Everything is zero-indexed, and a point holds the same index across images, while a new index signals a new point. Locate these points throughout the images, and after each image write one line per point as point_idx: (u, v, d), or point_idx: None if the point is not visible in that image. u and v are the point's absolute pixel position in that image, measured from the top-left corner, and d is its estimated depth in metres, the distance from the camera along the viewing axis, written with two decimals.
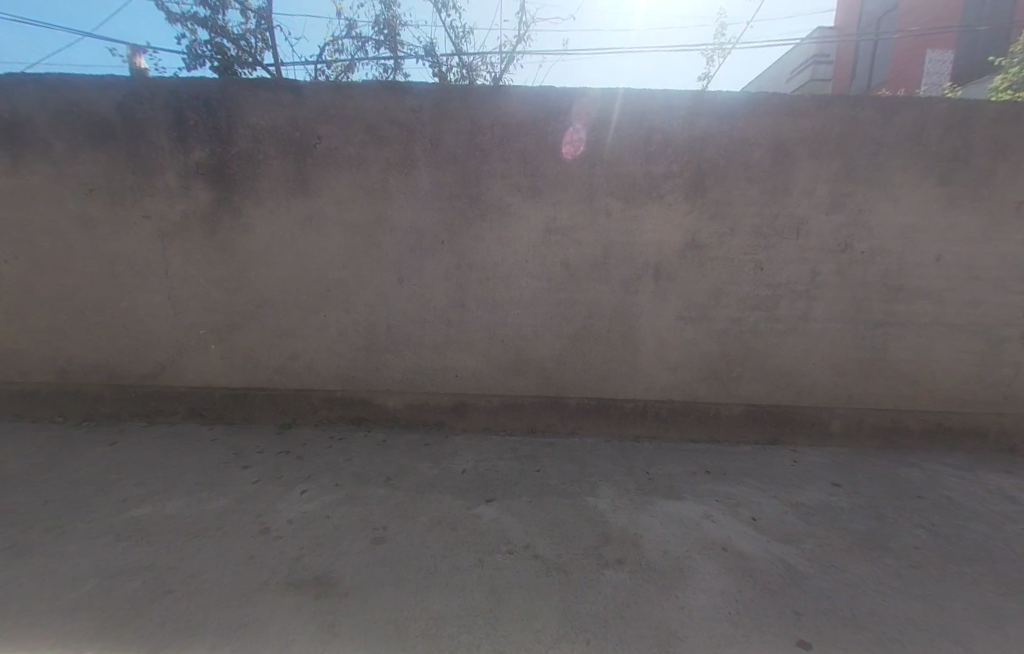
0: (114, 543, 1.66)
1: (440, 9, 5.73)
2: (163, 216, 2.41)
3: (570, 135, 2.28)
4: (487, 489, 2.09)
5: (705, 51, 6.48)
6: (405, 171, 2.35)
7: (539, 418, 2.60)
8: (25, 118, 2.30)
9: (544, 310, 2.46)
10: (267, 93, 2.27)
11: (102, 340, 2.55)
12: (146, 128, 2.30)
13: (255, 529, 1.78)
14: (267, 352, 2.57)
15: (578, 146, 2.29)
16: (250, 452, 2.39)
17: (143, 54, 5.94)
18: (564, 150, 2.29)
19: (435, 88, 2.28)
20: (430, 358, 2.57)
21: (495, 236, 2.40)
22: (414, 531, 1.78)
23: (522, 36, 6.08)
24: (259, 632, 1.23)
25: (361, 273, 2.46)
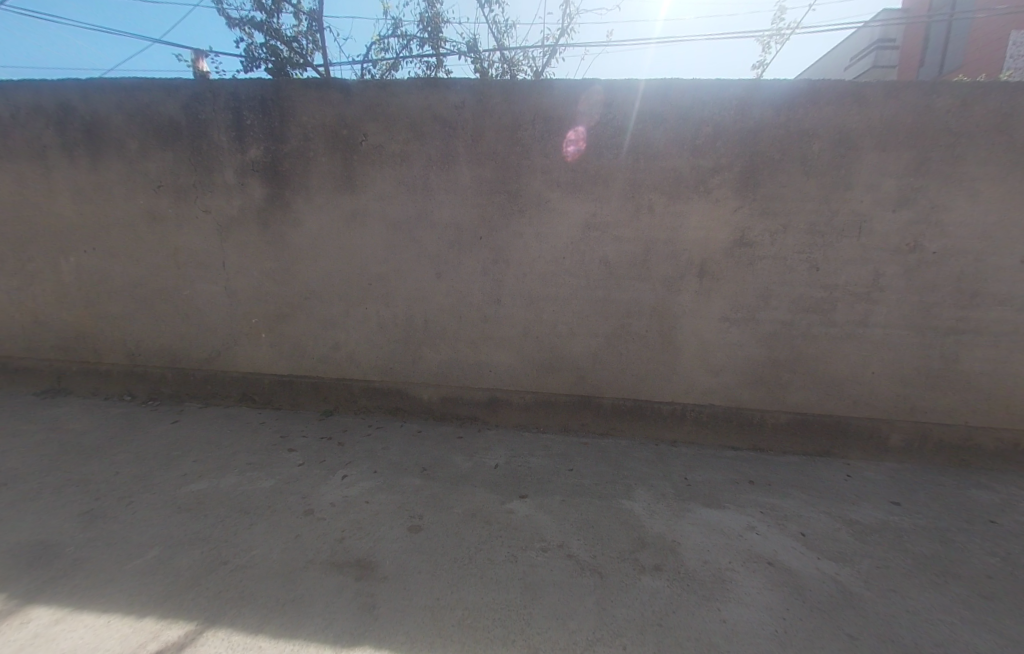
0: (175, 514, 1.80)
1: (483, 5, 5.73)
2: (221, 210, 2.55)
3: (600, 129, 2.24)
4: (521, 485, 2.08)
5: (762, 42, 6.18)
6: (446, 167, 2.38)
7: (572, 417, 2.57)
8: (104, 119, 2.49)
9: (582, 307, 2.42)
10: (318, 93, 2.35)
11: (166, 326, 2.74)
12: (208, 128, 2.45)
13: (299, 509, 1.87)
14: (311, 341, 2.68)
15: (572, 143, 2.26)
16: (294, 436, 2.50)
17: (206, 57, 6.34)
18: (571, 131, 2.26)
19: (478, 84, 2.28)
20: (465, 353, 2.59)
21: (533, 231, 2.39)
22: (449, 522, 1.81)
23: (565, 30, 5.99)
24: (305, 610, 1.29)
25: (401, 268, 2.52)
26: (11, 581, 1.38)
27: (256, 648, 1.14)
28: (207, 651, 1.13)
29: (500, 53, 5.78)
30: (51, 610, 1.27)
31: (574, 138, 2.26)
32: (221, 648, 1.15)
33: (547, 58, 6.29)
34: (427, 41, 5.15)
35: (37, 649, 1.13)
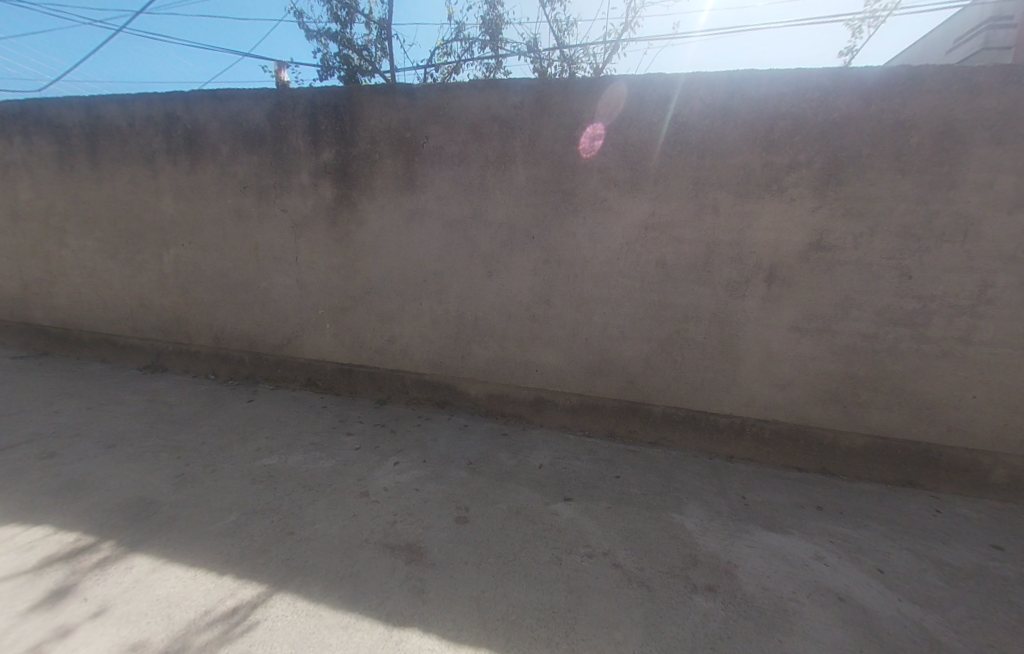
0: (249, 484, 1.98)
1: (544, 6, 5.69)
2: (295, 209, 2.77)
3: (661, 127, 2.16)
4: (566, 488, 2.06)
5: (854, 24, 5.60)
6: (503, 167, 2.41)
7: (620, 422, 2.50)
8: (202, 127, 2.79)
9: (634, 310, 2.35)
10: (385, 98, 2.48)
11: (245, 313, 3.02)
12: (288, 133, 2.66)
13: (355, 490, 1.98)
14: (369, 333, 2.83)
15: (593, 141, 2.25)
16: (352, 421, 2.66)
17: (288, 68, 6.92)
18: (626, 128, 2.21)
19: (538, 83, 2.29)
20: (513, 351, 2.61)
21: (587, 231, 2.35)
22: (494, 517, 1.83)
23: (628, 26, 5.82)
24: (359, 589, 1.37)
25: (455, 265, 2.58)
26: (123, 531, 1.62)
27: (316, 616, 1.26)
28: (275, 613, 1.26)
29: (559, 51, 5.72)
30: (150, 560, 1.49)
31: (587, 133, 2.26)
32: (287, 612, 1.27)
33: (609, 55, 6.12)
34: (489, 45, 5.22)
35: (140, 593, 1.34)
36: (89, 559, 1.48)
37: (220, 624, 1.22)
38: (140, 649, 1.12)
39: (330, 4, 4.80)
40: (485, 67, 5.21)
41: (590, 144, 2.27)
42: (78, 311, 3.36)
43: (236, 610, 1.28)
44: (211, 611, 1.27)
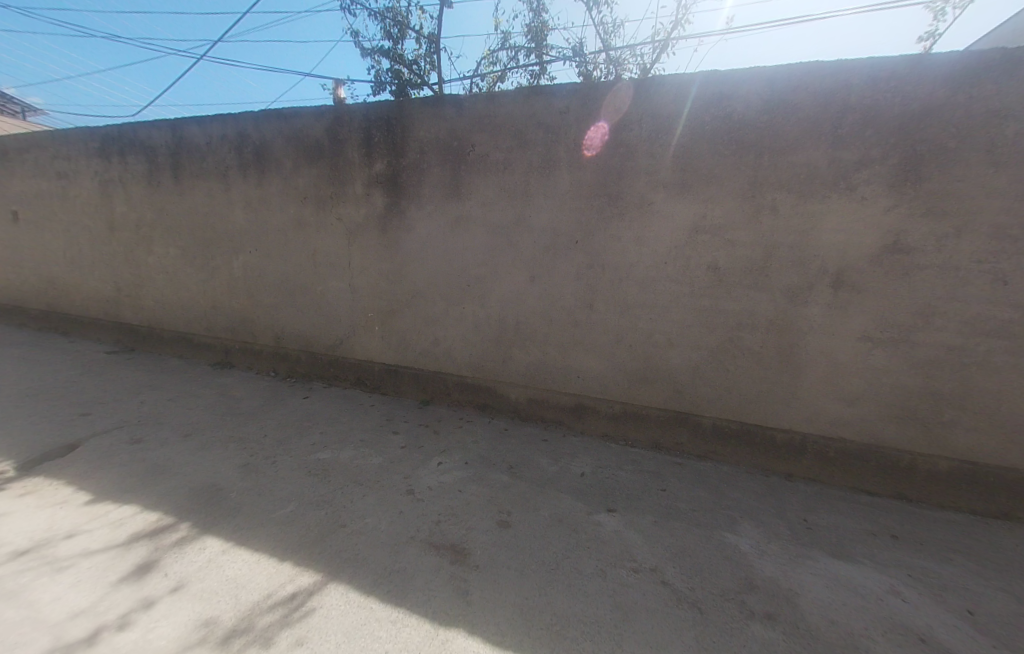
0: (305, 476, 2.10)
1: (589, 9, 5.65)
2: (348, 217, 2.93)
3: (713, 125, 2.08)
4: (609, 497, 2.00)
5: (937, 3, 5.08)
6: (547, 172, 2.41)
7: (666, 433, 2.41)
8: (268, 143, 3.03)
9: (683, 316, 2.26)
10: (433, 109, 2.57)
11: (302, 315, 3.23)
12: (343, 146, 2.83)
13: (401, 488, 2.04)
14: (414, 335, 2.93)
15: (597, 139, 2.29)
16: (397, 420, 2.76)
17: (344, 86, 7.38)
18: (675, 128, 2.15)
19: (585, 87, 2.27)
20: (555, 356, 2.59)
21: (633, 235, 2.30)
22: (536, 523, 1.81)
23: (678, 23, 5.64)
24: (407, 585, 1.41)
25: (498, 270, 2.62)
26: (198, 514, 1.78)
27: (367, 608, 1.31)
28: (329, 601, 1.33)
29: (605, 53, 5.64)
30: (220, 541, 1.63)
31: (595, 127, 2.28)
32: (341, 602, 1.33)
33: (657, 54, 5.95)
34: (533, 52, 5.25)
35: (211, 573, 1.46)
36: (169, 537, 1.64)
37: (281, 607, 1.31)
38: (212, 625, 1.23)
39: (383, 22, 5.05)
40: (529, 74, 5.24)
41: (594, 140, 2.30)
42: (160, 311, 3.74)
43: (295, 595, 1.37)
44: (273, 595, 1.36)
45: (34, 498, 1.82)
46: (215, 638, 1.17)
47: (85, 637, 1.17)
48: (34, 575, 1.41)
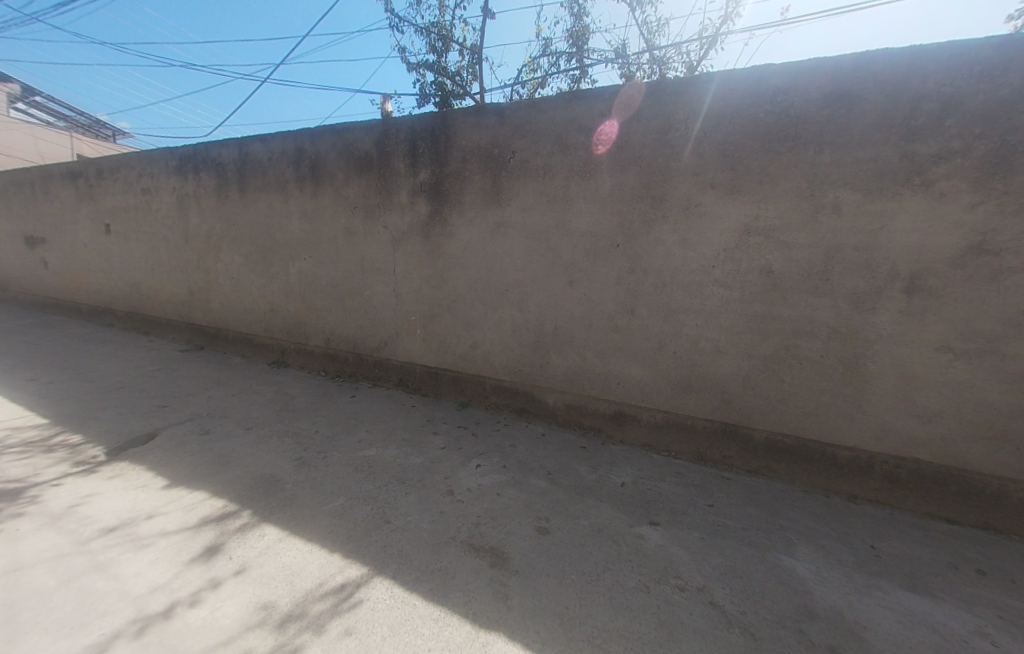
0: (352, 472, 2.20)
1: (632, 9, 5.56)
2: (393, 224, 3.06)
3: (768, 122, 1.98)
4: (651, 510, 1.93)
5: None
6: (588, 176, 2.40)
7: (712, 445, 2.30)
8: (322, 157, 3.24)
9: (732, 323, 2.16)
10: (476, 118, 2.63)
11: (349, 318, 3.40)
12: (390, 157, 2.97)
13: (441, 488, 2.09)
14: (454, 339, 3.00)
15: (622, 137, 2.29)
16: (437, 421, 2.83)
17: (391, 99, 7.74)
18: (725, 126, 2.06)
19: (628, 89, 2.25)
20: (594, 362, 2.55)
21: (678, 238, 2.23)
22: (576, 532, 1.78)
23: (728, 16, 5.40)
24: (447, 585, 1.43)
25: (537, 275, 2.63)
26: (257, 502, 1.91)
27: (410, 604, 1.35)
28: (375, 595, 1.39)
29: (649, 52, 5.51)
30: (277, 529, 1.74)
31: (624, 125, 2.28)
32: (385, 596, 1.38)
33: (705, 49, 5.72)
34: (573, 57, 5.22)
35: (269, 559, 1.56)
36: (233, 523, 1.77)
37: (331, 596, 1.38)
38: (270, 609, 1.31)
39: (428, 37, 5.25)
40: (569, 78, 5.19)
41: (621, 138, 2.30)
42: (225, 313, 4.08)
43: (344, 586, 1.43)
44: (324, 584, 1.44)
45: (121, 480, 2.04)
46: (273, 622, 1.26)
47: (163, 610, 1.29)
48: (122, 550, 1.58)
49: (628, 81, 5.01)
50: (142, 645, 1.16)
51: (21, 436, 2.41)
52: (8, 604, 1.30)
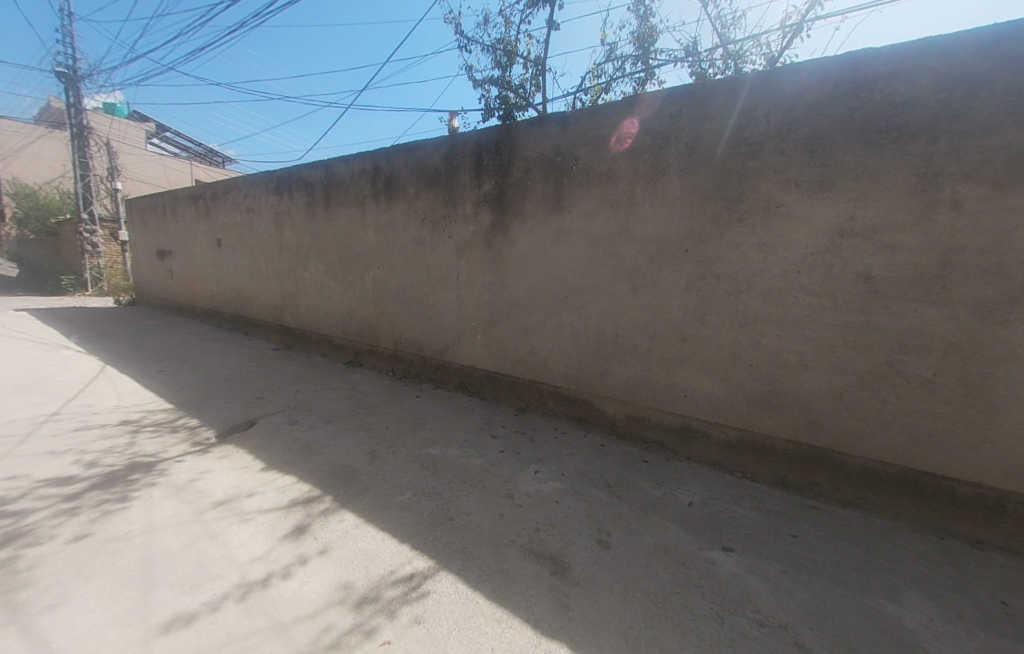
0: (419, 468, 2.33)
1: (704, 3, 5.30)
2: (457, 234, 3.23)
3: (864, 112, 1.79)
4: (723, 534, 1.80)
5: None
6: (655, 180, 2.35)
7: (795, 470, 2.10)
8: (394, 172, 3.51)
9: (819, 334, 1.97)
10: (540, 128, 2.71)
11: (414, 322, 3.62)
12: (456, 170, 3.14)
13: (501, 491, 2.13)
14: (513, 345, 3.06)
15: (690, 138, 2.22)
16: (496, 424, 2.90)
17: None
18: (812, 119, 1.90)
19: (699, 89, 2.18)
20: (658, 373, 2.47)
21: (756, 242, 2.09)
22: (640, 548, 1.71)
23: None
24: (509, 588, 1.46)
25: (599, 281, 2.61)
26: (336, 490, 2.10)
27: (474, 601, 1.39)
28: (441, 588, 1.45)
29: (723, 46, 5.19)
30: (354, 516, 1.89)
31: (695, 127, 2.20)
32: (451, 591, 1.44)
33: None
34: (638, 60, 5.09)
35: (348, 542, 1.71)
36: (317, 506, 1.96)
37: (402, 584, 1.47)
38: (349, 589, 1.43)
39: (494, 54, 5.44)
40: (634, 81, 5.05)
41: (688, 140, 2.23)
42: (309, 317, 4.55)
43: (413, 576, 1.52)
44: (395, 572, 1.53)
45: (228, 460, 2.36)
46: (352, 602, 1.37)
47: (262, 579, 1.47)
48: (230, 521, 1.82)
49: (699, 79, 4.76)
50: (246, 608, 1.33)
51: (154, 417, 2.87)
52: (147, 559, 1.56)
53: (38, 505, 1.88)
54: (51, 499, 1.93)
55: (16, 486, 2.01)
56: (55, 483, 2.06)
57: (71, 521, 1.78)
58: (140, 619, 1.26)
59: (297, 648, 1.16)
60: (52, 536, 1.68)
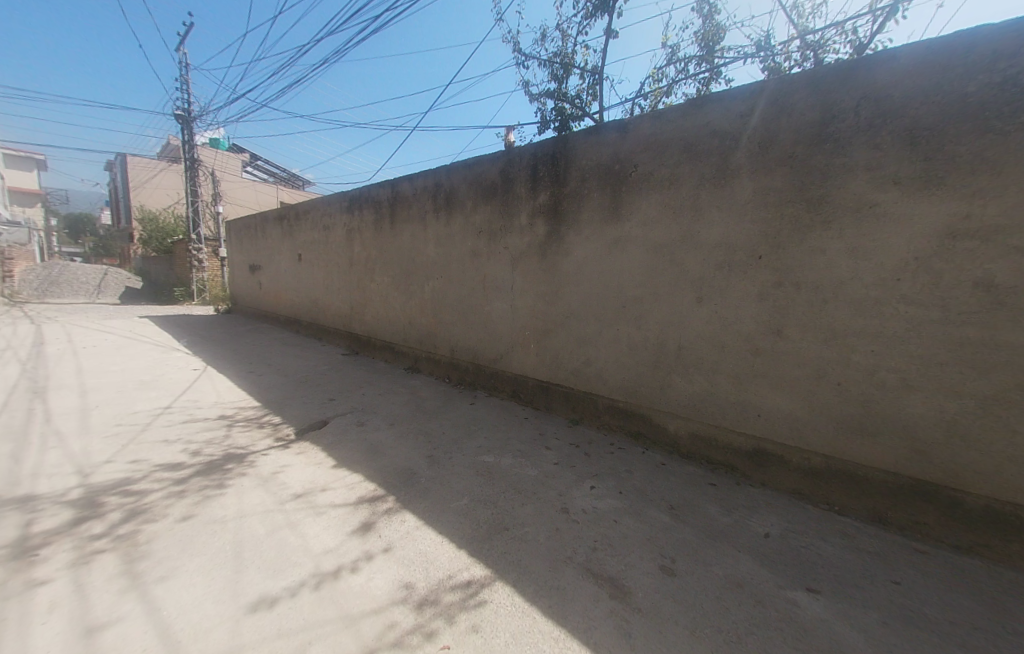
0: (475, 475, 2.38)
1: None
2: (513, 245, 3.30)
3: (983, 95, 1.54)
4: (807, 573, 1.60)
5: None
6: (723, 184, 2.22)
7: (895, 506, 1.83)
8: (452, 187, 3.69)
9: (927, 350, 1.71)
10: (598, 138, 2.71)
11: (470, 331, 3.73)
12: (512, 183, 3.23)
13: (557, 504, 2.10)
14: (567, 355, 3.04)
15: (764, 138, 2.07)
16: (549, 435, 2.87)
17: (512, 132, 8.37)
18: (915, 108, 1.68)
19: (774, 86, 2.04)
20: (727, 388, 2.30)
21: (844, 247, 1.87)
22: (708, 579, 1.58)
23: None
24: (566, 607, 1.42)
25: (659, 291, 2.51)
26: (398, 491, 2.20)
27: (530, 616, 1.37)
28: (498, 598, 1.45)
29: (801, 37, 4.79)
30: (415, 518, 1.97)
31: (768, 125, 2.06)
32: (507, 602, 1.43)
33: None
34: (702, 60, 4.88)
35: (409, 543, 1.78)
36: (382, 505, 2.07)
37: (460, 590, 1.49)
38: (410, 589, 1.49)
39: (551, 67, 5.52)
40: (698, 82, 4.83)
41: (761, 140, 2.08)
42: (374, 325, 4.88)
43: (470, 583, 1.54)
44: (453, 577, 1.57)
45: (305, 456, 2.58)
46: (413, 602, 1.42)
47: (333, 571, 1.57)
48: (307, 513, 1.98)
49: (771, 74, 4.45)
50: (320, 597, 1.43)
51: (245, 413, 3.24)
52: (238, 542, 1.75)
53: (156, 486, 2.19)
54: (165, 482, 2.24)
55: (139, 469, 2.37)
56: (167, 468, 2.39)
57: (180, 502, 2.06)
58: (233, 597, 1.42)
59: (364, 642, 1.22)
60: (164, 515, 1.94)
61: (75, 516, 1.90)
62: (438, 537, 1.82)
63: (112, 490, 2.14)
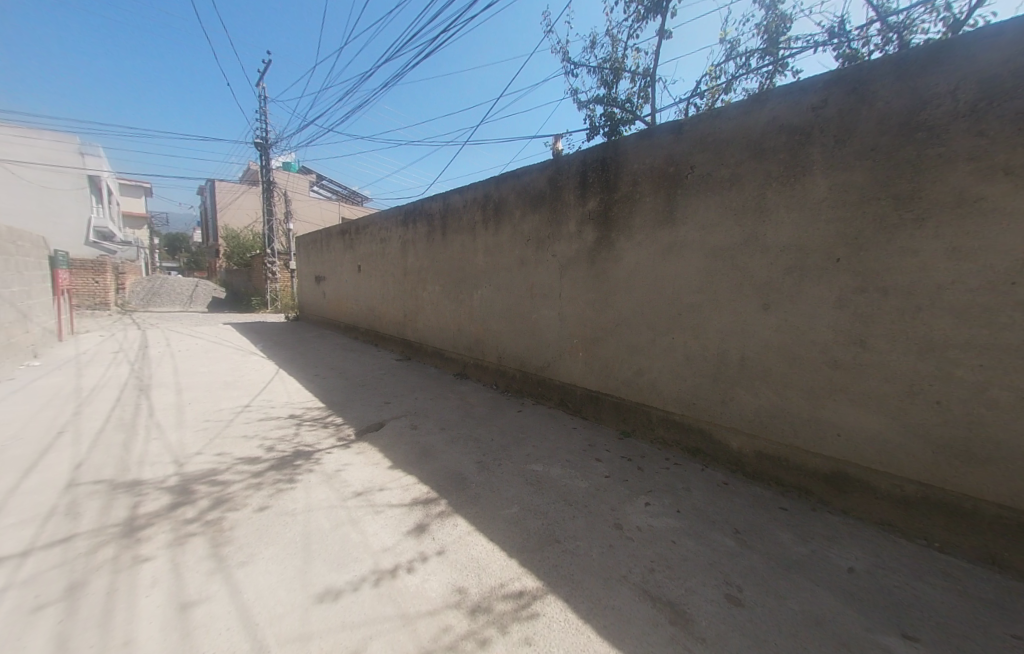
0: (525, 483, 2.38)
1: None
2: (561, 252, 3.30)
3: None
4: (903, 617, 1.40)
5: None
6: (793, 183, 2.06)
7: (1017, 549, 1.56)
8: (501, 198, 3.77)
9: None
10: (651, 141, 2.65)
11: (518, 339, 3.77)
12: (561, 191, 3.24)
13: (609, 519, 2.04)
14: (618, 364, 2.97)
15: (840, 130, 1.90)
16: (600, 446, 2.81)
17: None
18: None
19: (851, 75, 1.87)
20: (799, 404, 2.11)
21: (944, 247, 1.65)
22: (780, 613, 1.44)
23: None
24: (622, 628, 1.37)
25: (719, 298, 2.37)
26: (450, 495, 2.26)
27: (584, 634, 1.34)
28: (550, 612, 1.43)
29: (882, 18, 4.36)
30: (466, 522, 2.01)
31: (845, 117, 1.89)
32: (560, 616, 1.41)
33: None
34: (765, 53, 4.60)
35: (461, 547, 1.81)
36: (435, 508, 2.13)
37: (512, 600, 1.49)
38: (463, 594, 1.51)
39: (600, 73, 5.49)
40: (761, 75, 4.55)
41: (836, 133, 1.91)
42: (425, 332, 5.09)
43: (522, 593, 1.53)
44: (505, 585, 1.57)
45: (365, 456, 2.73)
46: (466, 607, 1.44)
47: (390, 569, 1.64)
48: (366, 511, 2.09)
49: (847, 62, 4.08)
50: (379, 593, 1.50)
51: (311, 413, 3.51)
52: (306, 534, 1.89)
53: (237, 477, 2.43)
54: (245, 473, 2.48)
55: (224, 460, 2.65)
56: (247, 461, 2.64)
57: (257, 493, 2.27)
58: (302, 586, 1.52)
59: (421, 642, 1.26)
60: (244, 504, 2.15)
61: (173, 501, 2.16)
62: (489, 544, 1.84)
63: (202, 478, 2.41)
